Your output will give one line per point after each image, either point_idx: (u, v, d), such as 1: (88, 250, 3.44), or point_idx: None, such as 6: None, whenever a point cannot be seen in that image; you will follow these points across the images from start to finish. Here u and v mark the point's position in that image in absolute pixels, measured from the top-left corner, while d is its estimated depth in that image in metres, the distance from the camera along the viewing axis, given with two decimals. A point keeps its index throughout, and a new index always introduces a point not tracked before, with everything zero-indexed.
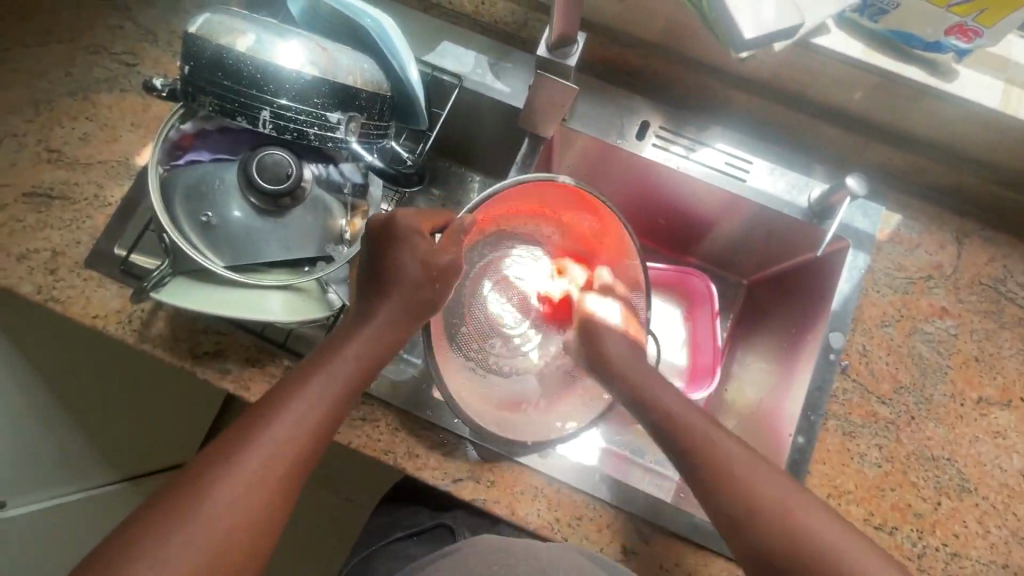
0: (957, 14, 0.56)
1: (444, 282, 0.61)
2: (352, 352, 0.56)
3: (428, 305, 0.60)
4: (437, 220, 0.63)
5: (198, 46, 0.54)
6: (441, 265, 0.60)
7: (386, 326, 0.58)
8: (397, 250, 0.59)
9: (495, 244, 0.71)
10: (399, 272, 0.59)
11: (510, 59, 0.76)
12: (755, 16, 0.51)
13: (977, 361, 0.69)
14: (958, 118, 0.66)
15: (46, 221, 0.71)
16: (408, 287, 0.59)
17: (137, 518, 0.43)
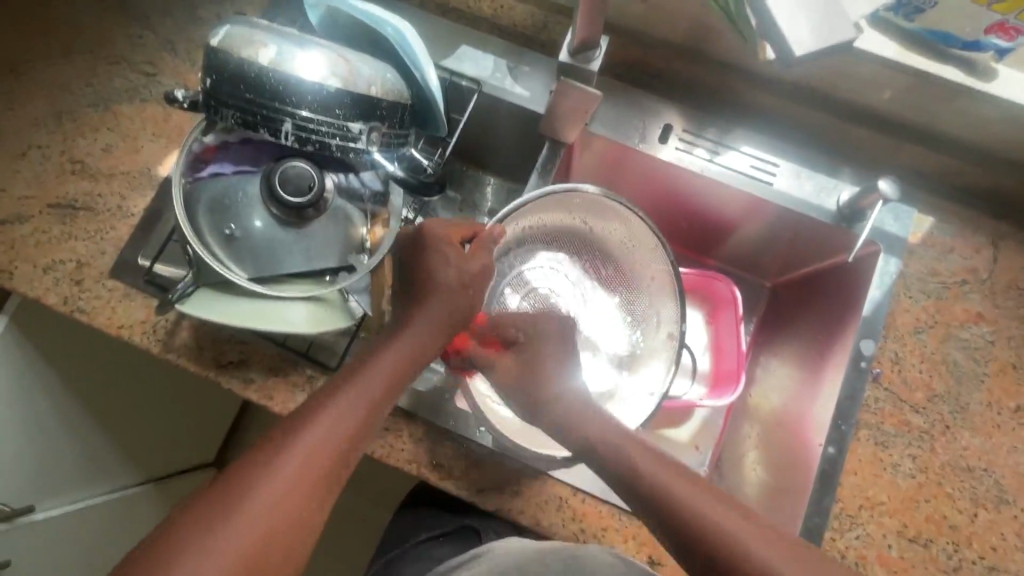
0: (1000, 12, 0.54)
1: (475, 291, 0.59)
2: (390, 359, 0.55)
3: (461, 313, 0.58)
4: (465, 230, 0.61)
5: (220, 59, 0.54)
6: (472, 272, 0.59)
7: (422, 331, 0.56)
8: (428, 258, 0.58)
9: (523, 255, 0.72)
10: (433, 278, 0.57)
11: (529, 62, 0.75)
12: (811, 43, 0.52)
13: (1015, 368, 0.67)
14: (995, 118, 0.64)
15: (71, 232, 0.72)
16: (444, 294, 0.57)
17: (196, 503, 0.45)
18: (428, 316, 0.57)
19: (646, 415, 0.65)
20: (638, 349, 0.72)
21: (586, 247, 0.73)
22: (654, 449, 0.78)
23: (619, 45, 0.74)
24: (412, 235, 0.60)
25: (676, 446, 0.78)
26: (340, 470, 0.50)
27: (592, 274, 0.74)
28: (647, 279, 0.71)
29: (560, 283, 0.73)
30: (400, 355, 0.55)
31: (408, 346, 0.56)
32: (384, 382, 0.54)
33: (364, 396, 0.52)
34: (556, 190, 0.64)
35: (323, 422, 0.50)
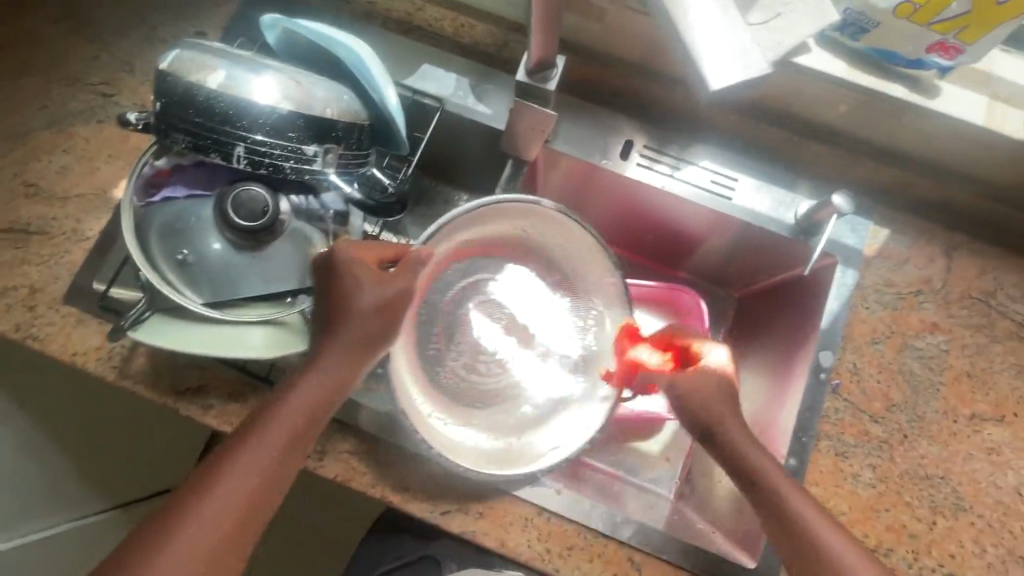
0: (938, 32, 0.57)
1: (392, 313, 0.57)
2: (305, 391, 0.53)
3: (377, 338, 0.56)
4: (388, 251, 0.59)
5: (169, 83, 0.53)
6: (392, 297, 0.57)
7: (337, 359, 0.55)
8: (342, 280, 0.55)
9: (465, 275, 0.72)
10: (347, 306, 0.55)
11: (491, 80, 0.75)
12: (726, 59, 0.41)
13: (969, 376, 0.68)
14: (942, 134, 0.66)
15: (24, 257, 0.70)
16: (357, 318, 0.55)
17: (116, 558, 0.46)
18: (340, 347, 0.55)
19: (600, 422, 0.66)
20: (591, 350, 0.71)
21: (532, 258, 0.73)
22: (625, 464, 0.79)
23: (580, 63, 0.75)
24: (321, 259, 0.56)
25: (647, 459, 0.80)
26: (261, 510, 0.50)
27: (544, 284, 0.73)
28: (591, 291, 0.71)
29: (513, 296, 0.73)
30: (313, 388, 0.53)
31: (323, 378, 0.54)
32: (299, 419, 0.52)
33: (279, 437, 0.51)
34: (486, 203, 0.64)
35: (236, 469, 0.49)
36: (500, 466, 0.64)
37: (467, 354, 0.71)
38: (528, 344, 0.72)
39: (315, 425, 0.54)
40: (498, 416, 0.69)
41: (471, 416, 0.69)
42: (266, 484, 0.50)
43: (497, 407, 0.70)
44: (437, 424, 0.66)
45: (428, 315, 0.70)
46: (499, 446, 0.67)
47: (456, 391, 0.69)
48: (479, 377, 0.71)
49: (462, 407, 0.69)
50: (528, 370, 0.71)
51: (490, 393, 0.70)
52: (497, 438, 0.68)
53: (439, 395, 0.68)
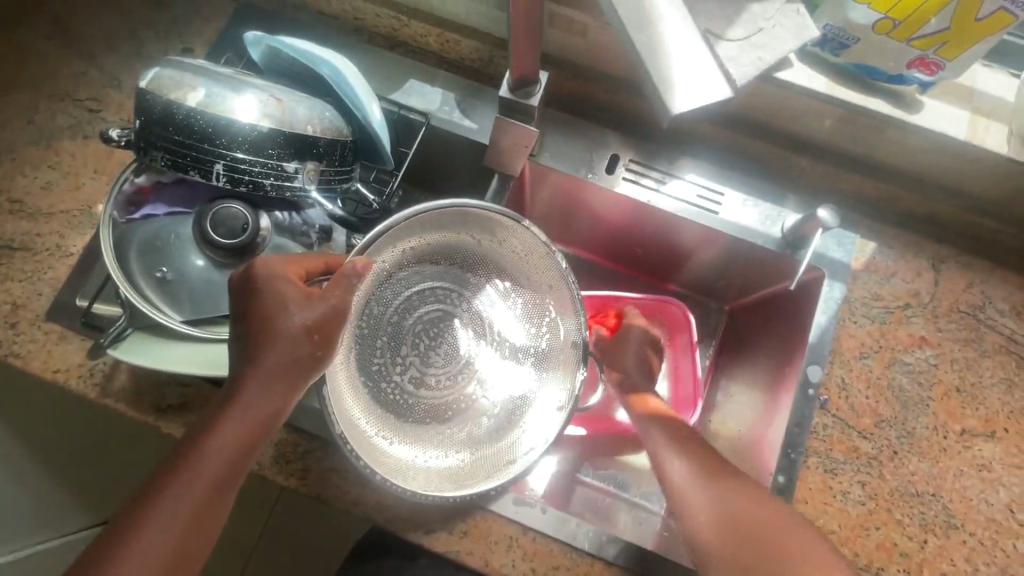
0: (917, 48, 0.57)
1: (326, 338, 0.49)
2: (229, 426, 0.48)
3: (306, 365, 0.49)
4: (312, 264, 0.53)
5: (148, 101, 0.53)
6: (324, 318, 0.49)
7: (262, 390, 0.48)
8: (265, 303, 0.48)
9: (411, 278, 0.62)
10: (271, 332, 0.48)
11: (475, 95, 0.75)
12: (693, 78, 0.40)
13: (959, 391, 0.68)
14: (926, 149, 0.66)
15: (7, 273, 0.70)
16: (281, 345, 0.48)
17: None
18: (263, 378, 0.48)
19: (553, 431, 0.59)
20: (546, 352, 0.62)
21: (486, 253, 0.63)
22: (618, 479, 0.78)
23: (565, 78, 0.75)
24: (242, 276, 0.50)
25: (639, 474, 0.78)
26: (193, 549, 0.47)
27: (502, 283, 0.64)
28: (547, 300, 0.62)
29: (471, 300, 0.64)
30: (237, 425, 0.48)
31: (247, 413, 0.48)
32: (226, 458, 0.47)
33: (204, 477, 0.47)
34: (428, 210, 0.57)
35: (159, 515, 0.45)
36: (455, 485, 0.57)
37: (415, 365, 0.61)
38: (490, 343, 0.63)
39: (245, 461, 0.49)
40: (451, 432, 0.60)
41: (420, 434, 0.59)
42: (192, 527, 0.46)
43: (450, 423, 0.60)
44: (381, 446, 0.57)
45: (366, 328, 0.60)
46: (453, 464, 0.58)
47: (403, 410, 0.60)
48: (430, 390, 0.61)
49: (409, 423, 0.59)
50: (489, 369, 0.62)
51: (441, 407, 0.61)
52: (450, 458, 0.59)
53: (381, 412, 0.59)
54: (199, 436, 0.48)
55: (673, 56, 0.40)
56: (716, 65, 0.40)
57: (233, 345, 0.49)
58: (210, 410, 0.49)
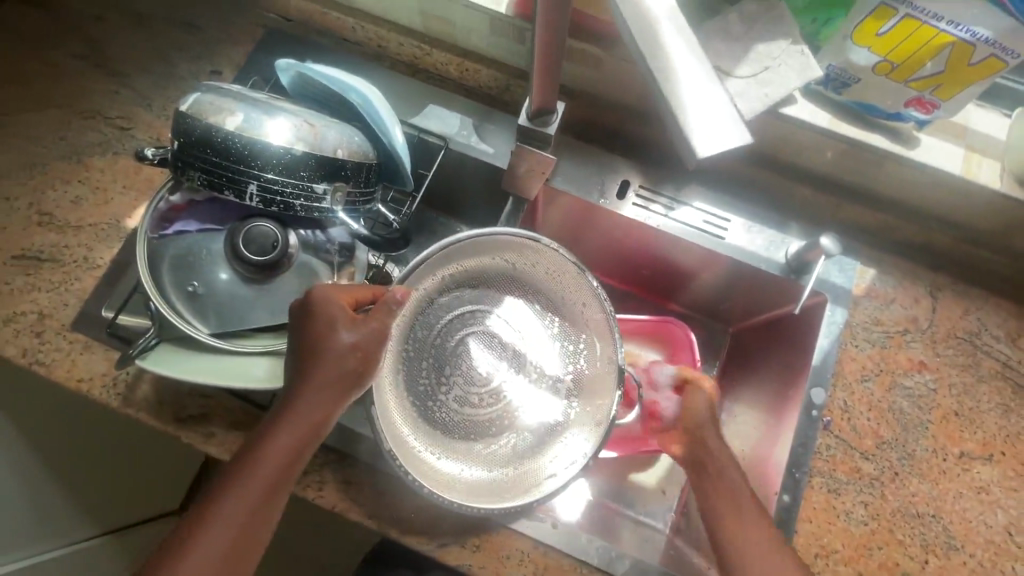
0: (915, 89, 0.61)
1: (370, 355, 0.52)
2: (282, 436, 0.50)
3: (352, 380, 0.51)
4: (361, 293, 0.55)
5: (188, 124, 0.56)
6: (370, 340, 0.52)
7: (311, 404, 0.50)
8: (314, 322, 0.51)
9: (452, 302, 0.66)
10: (321, 349, 0.50)
11: (490, 120, 0.79)
12: (714, 125, 0.40)
13: (957, 415, 0.70)
14: (923, 182, 0.70)
15: (35, 284, 0.72)
16: (330, 361, 0.50)
17: None
18: (311, 393, 0.50)
19: (591, 446, 0.60)
20: (584, 372, 0.64)
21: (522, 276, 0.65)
22: (623, 496, 0.79)
23: (580, 107, 0.78)
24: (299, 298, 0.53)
25: (644, 492, 0.80)
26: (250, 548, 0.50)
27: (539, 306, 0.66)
28: (583, 318, 0.64)
29: (507, 326, 0.66)
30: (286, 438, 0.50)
31: (296, 427, 0.51)
32: (274, 470, 0.50)
33: (257, 489, 0.50)
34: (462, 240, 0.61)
35: (217, 523, 0.48)
36: (495, 498, 0.58)
37: (458, 385, 0.64)
38: (520, 370, 0.66)
39: (292, 473, 0.51)
40: (493, 447, 0.62)
41: (464, 449, 0.62)
42: (245, 535, 0.49)
43: (491, 439, 0.63)
44: (428, 459, 0.60)
45: (410, 350, 0.64)
46: (496, 479, 0.60)
47: (447, 427, 0.62)
48: (473, 409, 0.64)
49: (453, 439, 0.62)
50: (519, 395, 0.65)
51: (482, 425, 0.64)
52: (494, 472, 0.61)
53: (426, 427, 0.62)
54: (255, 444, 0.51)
55: (694, 105, 0.40)
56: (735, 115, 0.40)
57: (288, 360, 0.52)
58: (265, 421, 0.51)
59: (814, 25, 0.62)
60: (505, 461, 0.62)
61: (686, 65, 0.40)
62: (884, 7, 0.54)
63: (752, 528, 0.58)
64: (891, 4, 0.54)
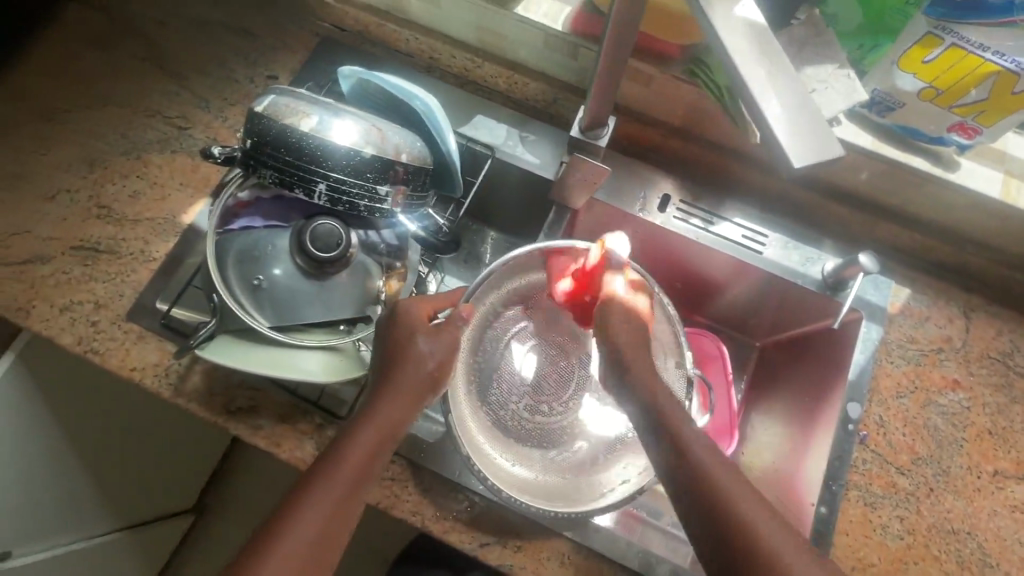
0: (958, 114, 0.64)
1: (446, 364, 0.59)
2: (368, 432, 0.54)
3: (431, 385, 0.58)
4: (437, 307, 0.62)
5: (264, 123, 0.58)
6: (446, 347, 0.59)
7: (395, 403, 0.56)
8: (399, 330, 0.58)
9: (512, 316, 0.71)
10: (404, 354, 0.57)
11: (536, 131, 0.81)
12: (809, 138, 0.38)
13: (991, 434, 0.71)
14: (960, 204, 0.72)
15: (92, 274, 0.74)
16: (413, 363, 0.57)
17: None
18: (394, 394, 0.56)
19: None
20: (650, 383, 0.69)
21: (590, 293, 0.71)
22: (650, 506, 0.71)
23: (624, 122, 0.81)
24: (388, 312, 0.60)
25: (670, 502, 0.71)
26: (334, 543, 0.51)
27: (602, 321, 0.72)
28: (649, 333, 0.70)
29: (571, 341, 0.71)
30: (369, 439, 0.54)
31: (378, 428, 0.55)
32: (354, 470, 0.53)
33: (339, 487, 0.52)
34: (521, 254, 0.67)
35: (304, 517, 0.50)
36: (567, 503, 0.63)
37: (527, 395, 0.69)
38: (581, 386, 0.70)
39: (369, 476, 0.54)
40: (564, 453, 0.67)
41: (536, 456, 0.67)
42: (328, 535, 0.51)
43: (559, 445, 0.68)
44: (506, 467, 0.65)
45: (478, 361, 0.69)
46: (569, 483, 0.65)
47: (520, 435, 0.68)
48: (543, 418, 0.69)
49: (526, 447, 0.67)
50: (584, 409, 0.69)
51: (553, 431, 0.68)
52: (565, 477, 0.66)
53: (501, 436, 0.67)
54: (340, 441, 0.54)
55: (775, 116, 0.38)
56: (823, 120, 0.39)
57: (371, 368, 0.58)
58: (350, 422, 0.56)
59: (860, 51, 0.65)
60: (580, 466, 0.67)
61: (768, 86, 0.39)
62: (931, 36, 0.57)
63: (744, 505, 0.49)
64: (938, 34, 0.57)
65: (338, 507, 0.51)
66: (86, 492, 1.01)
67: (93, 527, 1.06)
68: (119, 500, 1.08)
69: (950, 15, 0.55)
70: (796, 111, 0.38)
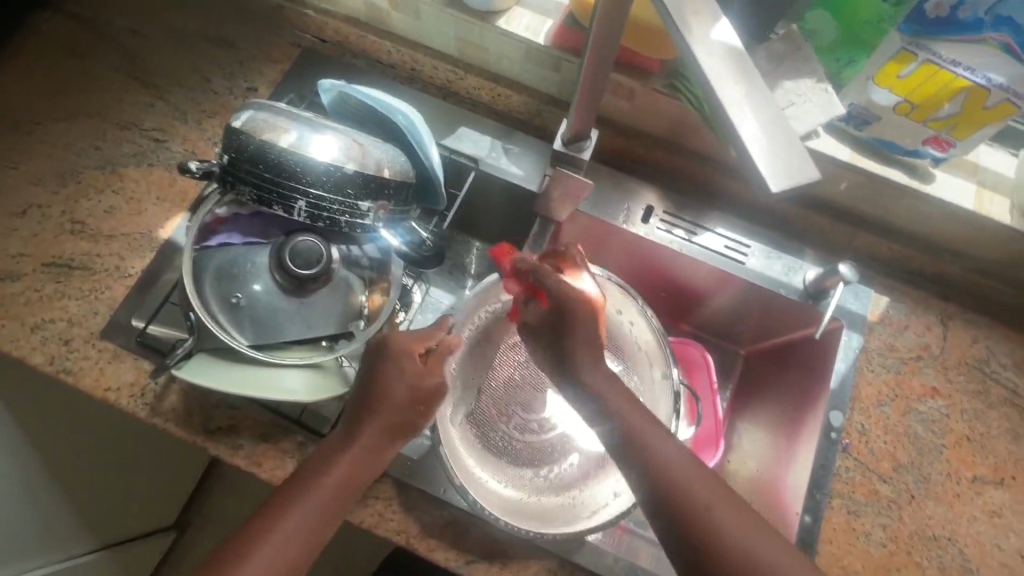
0: (933, 128, 0.65)
1: (428, 406, 0.59)
2: (343, 468, 0.55)
3: (411, 426, 0.58)
4: (428, 340, 0.61)
5: (241, 139, 0.57)
6: (426, 391, 0.58)
7: (374, 443, 0.56)
8: (385, 369, 0.58)
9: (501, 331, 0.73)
10: (383, 397, 0.57)
11: (520, 143, 0.81)
12: (786, 159, 0.39)
13: (970, 440, 0.72)
14: (935, 215, 0.73)
15: (64, 291, 0.72)
16: (394, 407, 0.57)
17: None
18: (372, 433, 0.56)
19: None
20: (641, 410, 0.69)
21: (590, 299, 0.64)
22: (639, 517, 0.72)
23: (607, 133, 0.81)
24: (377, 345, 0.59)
25: None
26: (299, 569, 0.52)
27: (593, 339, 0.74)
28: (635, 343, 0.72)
29: None
30: (344, 474, 0.55)
31: (355, 463, 0.55)
32: (328, 504, 0.53)
33: (310, 518, 0.52)
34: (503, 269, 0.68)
35: (271, 545, 0.51)
36: (570, 522, 0.64)
37: (517, 415, 0.71)
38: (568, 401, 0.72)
39: (340, 510, 0.54)
40: (557, 470, 0.69)
41: (532, 477, 0.68)
42: (296, 562, 0.51)
43: (553, 462, 0.69)
44: (494, 488, 0.66)
45: (469, 380, 0.71)
46: (564, 502, 0.66)
47: (512, 455, 0.69)
48: (540, 437, 0.70)
49: (517, 466, 0.69)
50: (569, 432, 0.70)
51: (547, 450, 0.70)
52: (561, 495, 0.67)
53: (494, 459, 0.68)
54: (315, 474, 0.54)
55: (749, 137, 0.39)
56: (799, 136, 0.39)
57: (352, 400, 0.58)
58: (326, 452, 0.56)
59: (837, 65, 0.66)
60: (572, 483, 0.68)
61: (741, 106, 0.39)
62: (904, 52, 0.59)
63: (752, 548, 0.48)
64: (912, 50, 0.58)
65: (306, 537, 0.52)
66: (64, 512, 0.98)
67: (71, 547, 1.03)
68: (97, 520, 1.05)
69: (924, 32, 0.56)
70: (774, 130, 0.39)
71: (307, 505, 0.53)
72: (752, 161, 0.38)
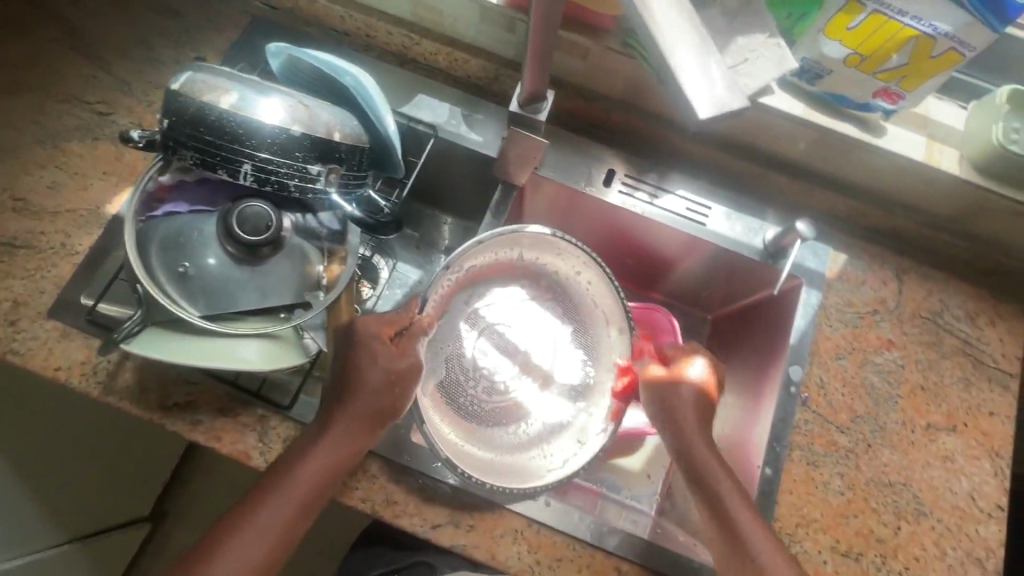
0: (883, 80, 0.65)
1: (401, 389, 0.60)
2: (323, 457, 0.58)
3: (386, 414, 0.59)
4: (399, 323, 0.62)
5: (180, 101, 0.55)
6: (401, 369, 0.60)
7: (347, 431, 0.58)
8: (357, 355, 0.59)
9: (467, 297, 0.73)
10: (359, 386, 0.59)
11: (482, 111, 0.80)
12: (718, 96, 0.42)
13: (924, 389, 0.74)
14: (888, 170, 0.75)
15: (8, 271, 0.70)
16: (366, 394, 0.58)
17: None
18: (348, 420, 0.59)
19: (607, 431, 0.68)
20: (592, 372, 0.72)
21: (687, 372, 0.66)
22: (609, 482, 0.79)
23: (567, 98, 0.80)
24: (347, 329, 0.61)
25: (628, 476, 0.80)
26: (285, 547, 0.56)
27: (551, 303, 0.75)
28: (591, 305, 0.73)
29: (515, 318, 0.75)
30: (324, 462, 0.58)
31: (331, 449, 0.58)
32: (308, 488, 0.57)
33: (293, 502, 0.56)
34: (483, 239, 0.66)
35: (257, 527, 0.55)
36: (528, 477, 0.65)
37: (484, 379, 0.72)
38: (526, 370, 0.73)
39: (323, 494, 0.58)
40: (521, 429, 0.71)
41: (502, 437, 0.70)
42: (283, 539, 0.56)
43: (518, 421, 0.71)
44: (473, 453, 0.66)
45: (438, 348, 0.71)
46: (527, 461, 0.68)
47: (484, 417, 0.71)
48: (506, 399, 0.72)
49: (489, 429, 0.70)
50: (529, 398, 0.72)
51: (511, 411, 0.72)
52: (520, 454, 0.69)
53: (467, 425, 0.69)
54: (296, 460, 0.58)
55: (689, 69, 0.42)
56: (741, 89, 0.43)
57: (329, 387, 0.60)
58: (306, 439, 0.59)
59: (790, 19, 0.65)
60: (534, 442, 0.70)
61: (686, 40, 0.42)
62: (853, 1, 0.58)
63: (757, 535, 0.57)
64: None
65: (292, 516, 0.56)
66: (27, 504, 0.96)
67: (38, 538, 1.01)
68: (62, 508, 1.03)
69: None
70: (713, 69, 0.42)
71: (294, 492, 0.57)
72: (685, 91, 0.41)
